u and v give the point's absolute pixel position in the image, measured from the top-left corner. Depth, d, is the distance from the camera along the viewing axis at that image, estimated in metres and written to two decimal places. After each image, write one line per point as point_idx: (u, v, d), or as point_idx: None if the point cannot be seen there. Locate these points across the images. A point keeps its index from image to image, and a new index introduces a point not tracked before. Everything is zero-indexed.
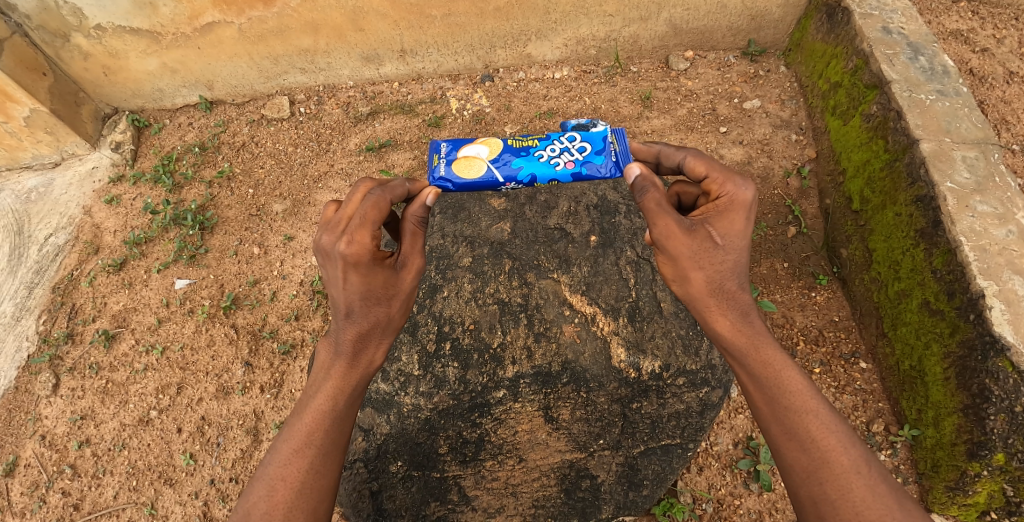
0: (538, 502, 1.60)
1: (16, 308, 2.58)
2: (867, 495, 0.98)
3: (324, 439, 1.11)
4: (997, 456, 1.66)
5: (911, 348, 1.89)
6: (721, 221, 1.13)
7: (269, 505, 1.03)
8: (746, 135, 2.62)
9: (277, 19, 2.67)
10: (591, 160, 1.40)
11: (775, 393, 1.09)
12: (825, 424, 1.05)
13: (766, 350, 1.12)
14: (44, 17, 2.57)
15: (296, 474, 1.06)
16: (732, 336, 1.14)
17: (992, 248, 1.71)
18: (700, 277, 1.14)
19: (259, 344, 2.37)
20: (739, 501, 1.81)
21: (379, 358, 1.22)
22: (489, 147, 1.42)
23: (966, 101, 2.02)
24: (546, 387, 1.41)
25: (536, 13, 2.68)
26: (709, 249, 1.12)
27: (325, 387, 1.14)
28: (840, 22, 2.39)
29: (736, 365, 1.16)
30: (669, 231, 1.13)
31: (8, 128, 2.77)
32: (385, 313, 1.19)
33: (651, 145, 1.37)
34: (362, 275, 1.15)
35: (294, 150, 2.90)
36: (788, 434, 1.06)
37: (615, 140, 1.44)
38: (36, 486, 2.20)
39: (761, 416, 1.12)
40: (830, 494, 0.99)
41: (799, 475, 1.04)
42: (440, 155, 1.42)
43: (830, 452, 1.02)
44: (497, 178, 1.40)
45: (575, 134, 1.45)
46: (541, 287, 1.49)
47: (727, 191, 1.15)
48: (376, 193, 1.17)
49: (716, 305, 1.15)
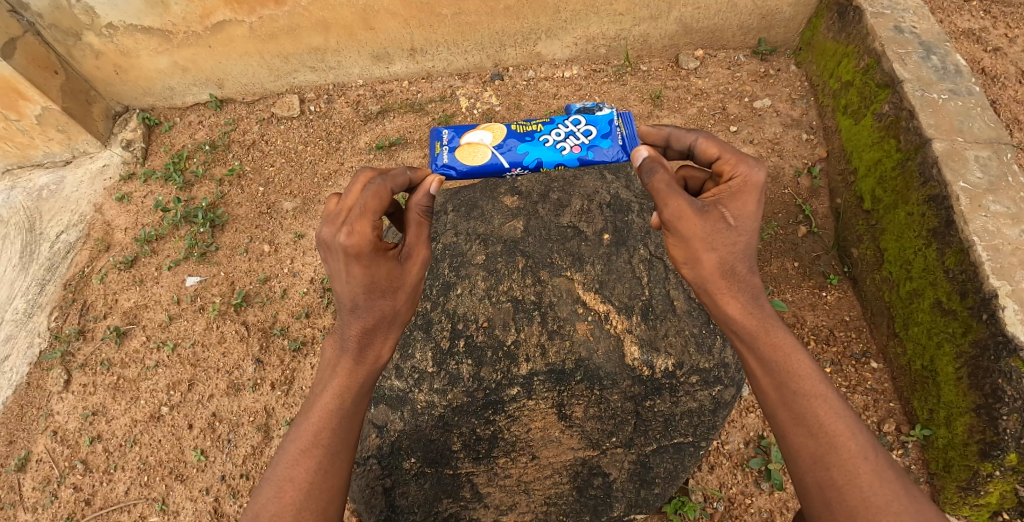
0: (550, 500, 1.60)
1: (28, 304, 2.60)
2: (875, 480, 0.96)
3: (332, 438, 1.11)
4: (1009, 456, 1.65)
5: (923, 348, 1.88)
6: (733, 203, 1.14)
7: (278, 506, 1.04)
8: (756, 134, 2.62)
9: (288, 18, 2.68)
10: (598, 143, 1.40)
11: (784, 378, 1.08)
12: (834, 409, 1.04)
13: (776, 333, 1.12)
14: (57, 16, 2.59)
15: (304, 475, 1.06)
16: (743, 319, 1.13)
17: (1005, 248, 1.70)
18: (712, 259, 1.12)
19: (270, 341, 2.39)
20: (750, 500, 1.82)
21: (386, 353, 1.21)
22: (492, 133, 1.42)
23: (979, 100, 2.02)
24: (560, 384, 1.42)
25: (547, 12, 2.69)
26: (722, 231, 1.11)
27: (331, 386, 1.15)
28: (852, 22, 2.39)
29: (744, 349, 1.15)
30: (680, 211, 1.11)
31: (20, 126, 2.80)
32: (390, 305, 1.18)
33: (659, 127, 1.32)
34: (364, 267, 1.13)
35: (305, 148, 2.91)
36: (796, 420, 1.05)
37: (621, 123, 1.44)
38: (48, 481, 2.22)
39: (767, 401, 1.11)
40: (837, 479, 0.98)
41: (805, 461, 1.03)
42: (442, 142, 1.43)
43: (837, 437, 1.01)
44: (502, 164, 1.39)
45: (579, 118, 1.46)
46: (554, 285, 1.49)
47: (740, 172, 1.15)
48: (377, 182, 1.16)
49: (727, 287, 1.14)
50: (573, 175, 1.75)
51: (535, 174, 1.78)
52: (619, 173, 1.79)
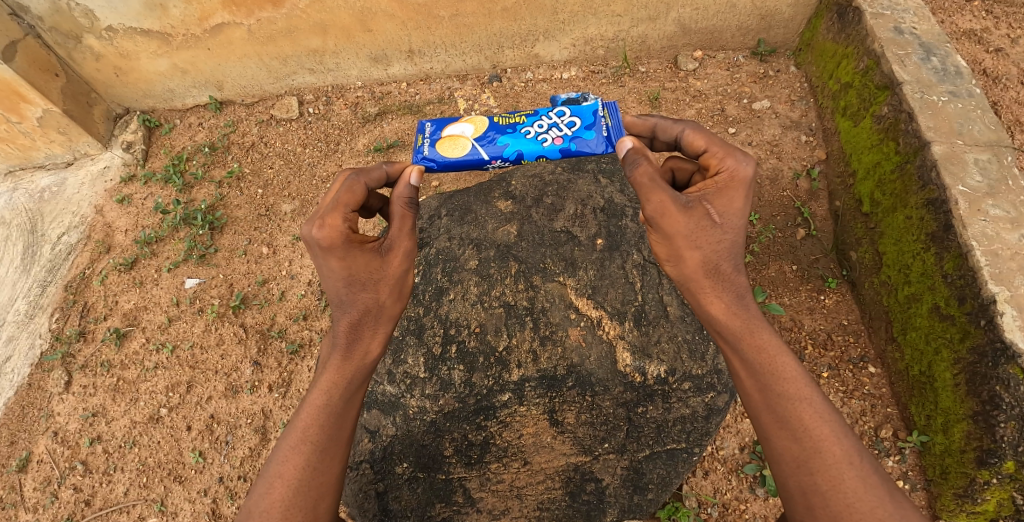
0: (543, 504, 1.61)
1: (29, 305, 2.62)
2: (860, 486, 0.96)
3: (321, 435, 1.10)
4: (1006, 464, 1.64)
5: (920, 353, 1.87)
6: (719, 199, 1.13)
7: (267, 503, 1.03)
8: (755, 136, 2.60)
9: (286, 20, 2.68)
10: (581, 135, 1.39)
11: (768, 380, 1.07)
12: (818, 413, 1.03)
13: (761, 335, 1.11)
14: (57, 18, 2.60)
15: (293, 470, 1.06)
16: (727, 320, 1.13)
17: (1004, 253, 1.68)
18: (695, 257, 1.13)
19: (268, 343, 2.39)
20: (745, 506, 1.81)
21: (376, 349, 1.20)
22: (474, 125, 1.42)
23: (979, 102, 2.00)
24: (551, 390, 1.41)
25: (544, 13, 2.68)
26: (706, 228, 1.12)
27: (321, 380, 1.15)
28: (851, 22, 2.37)
29: (729, 350, 1.14)
30: (663, 207, 1.11)
31: (22, 128, 2.82)
32: (373, 298, 1.18)
33: (645, 118, 1.33)
34: (340, 259, 1.15)
35: (303, 151, 2.92)
36: (780, 423, 1.04)
37: (607, 114, 1.42)
38: (49, 482, 2.24)
39: (751, 403, 1.10)
40: (821, 485, 0.97)
41: (789, 465, 1.02)
42: (424, 135, 1.44)
43: (821, 442, 1.00)
44: (482, 156, 1.39)
45: (564, 110, 1.45)
46: (547, 290, 1.49)
47: (726, 167, 1.14)
48: (351, 179, 1.21)
49: (711, 286, 1.14)
50: (567, 179, 1.75)
51: (530, 178, 1.78)
52: (613, 177, 1.78)
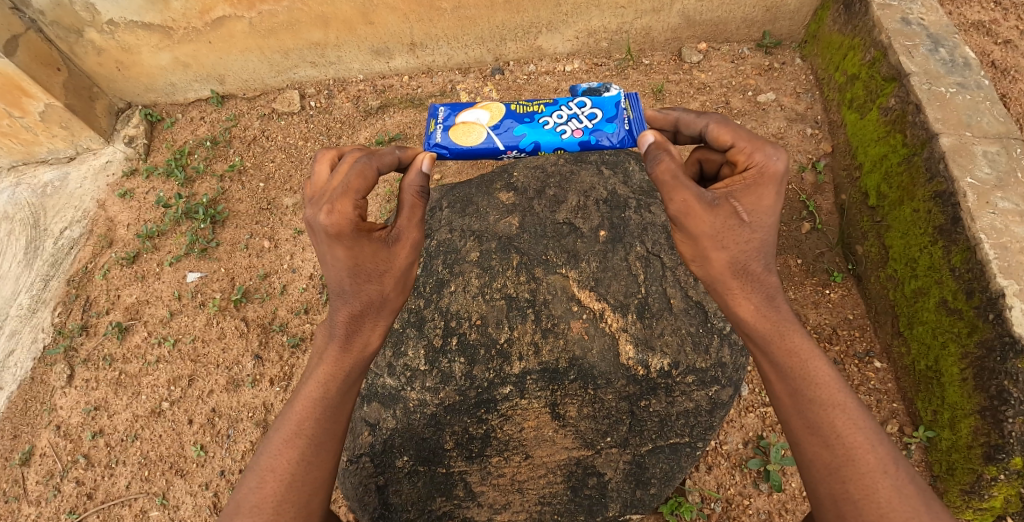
0: (544, 499, 1.58)
1: (32, 299, 2.62)
2: (894, 497, 0.93)
3: (316, 429, 1.09)
4: (1015, 460, 1.62)
5: (927, 348, 1.85)
6: (746, 197, 1.10)
7: (258, 497, 1.01)
8: (760, 129, 2.58)
9: (288, 13, 2.67)
10: (601, 128, 1.37)
11: (799, 385, 1.05)
12: (853, 420, 1.01)
13: (792, 338, 1.09)
14: (59, 13, 2.60)
15: (287, 464, 1.04)
16: (756, 323, 1.11)
17: (1014, 246, 1.65)
18: (722, 257, 1.11)
19: (269, 337, 2.39)
20: (748, 501, 1.80)
21: (375, 341, 1.20)
22: (490, 112, 1.41)
23: (988, 94, 1.97)
24: (553, 383, 1.40)
25: (547, 5, 2.66)
26: (733, 227, 1.10)
27: (317, 374, 1.13)
28: (858, 13, 2.33)
29: (759, 354, 1.13)
30: (688, 207, 1.09)
31: (24, 123, 2.81)
32: (377, 291, 1.17)
33: (668, 112, 1.30)
34: (347, 248, 1.13)
35: (305, 144, 2.90)
36: (810, 429, 1.02)
37: (629, 106, 1.40)
38: (52, 475, 2.24)
39: (782, 408, 1.08)
40: (853, 493, 0.95)
41: (819, 472, 1.00)
42: (438, 120, 1.42)
43: (854, 450, 0.98)
44: (497, 146, 1.37)
45: (585, 100, 1.42)
46: (549, 282, 1.47)
47: (755, 162, 1.11)
48: (362, 162, 1.16)
49: (739, 288, 1.12)
50: (570, 171, 1.73)
51: (532, 169, 1.77)
52: (617, 168, 1.76)
